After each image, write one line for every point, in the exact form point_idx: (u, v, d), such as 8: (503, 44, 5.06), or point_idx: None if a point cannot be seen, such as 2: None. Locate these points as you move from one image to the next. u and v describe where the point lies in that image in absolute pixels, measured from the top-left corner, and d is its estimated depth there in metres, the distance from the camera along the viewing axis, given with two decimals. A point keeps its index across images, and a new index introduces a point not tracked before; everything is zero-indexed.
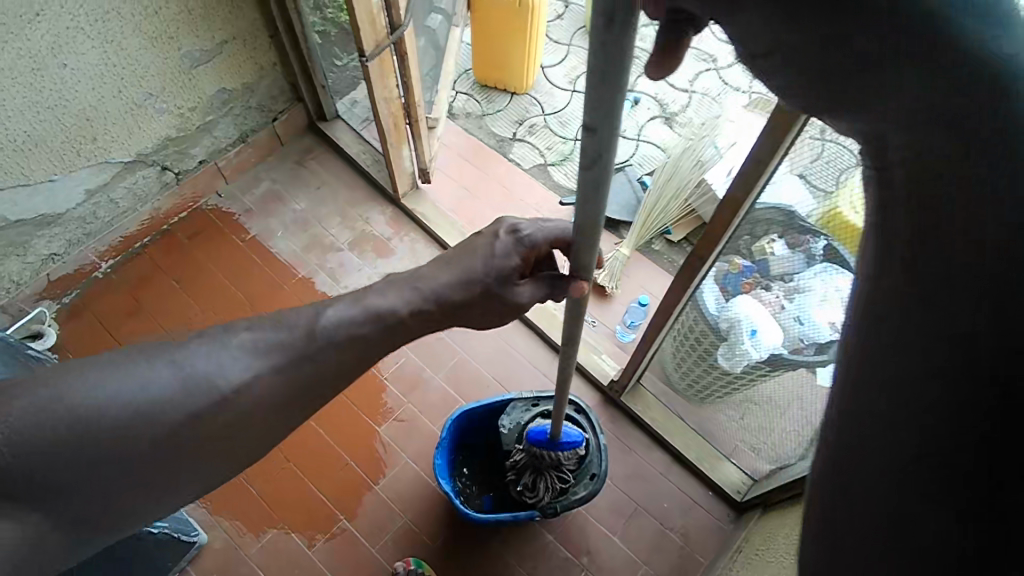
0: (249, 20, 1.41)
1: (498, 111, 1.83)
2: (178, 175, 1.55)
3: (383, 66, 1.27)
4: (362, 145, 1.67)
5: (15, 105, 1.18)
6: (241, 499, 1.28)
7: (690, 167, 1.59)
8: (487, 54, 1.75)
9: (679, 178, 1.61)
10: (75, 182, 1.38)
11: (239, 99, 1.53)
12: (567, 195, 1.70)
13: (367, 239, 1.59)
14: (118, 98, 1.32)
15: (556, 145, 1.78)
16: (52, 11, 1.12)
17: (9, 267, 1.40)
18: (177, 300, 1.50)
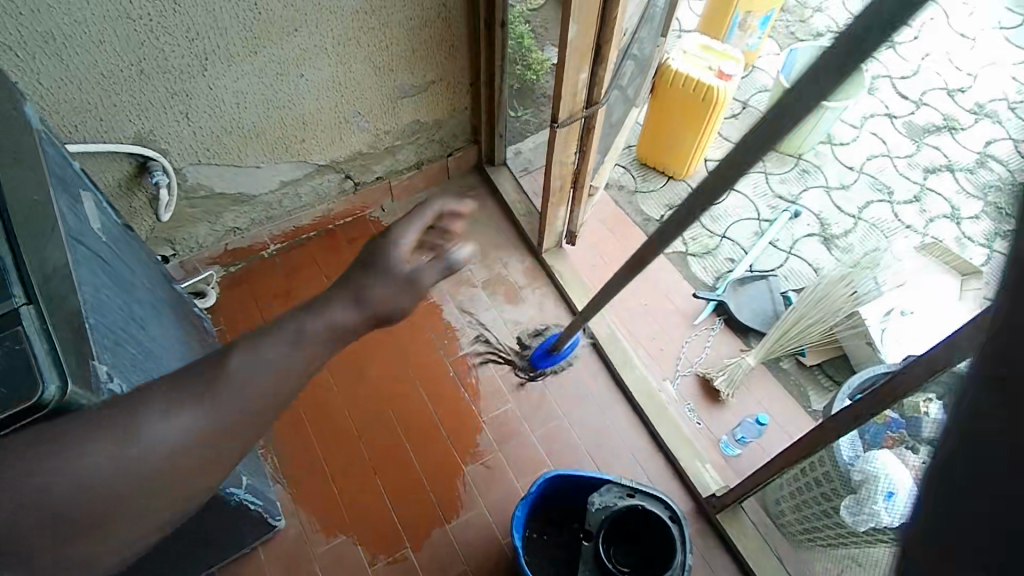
0: (458, 67, 1.52)
1: (652, 190, 2.16)
2: (356, 185, 1.67)
3: (570, 134, 1.29)
4: (519, 195, 1.78)
5: (251, 97, 1.27)
6: (321, 493, 1.35)
7: (844, 295, 1.67)
8: (660, 130, 2.05)
9: (829, 304, 1.68)
10: (271, 174, 1.47)
11: (425, 131, 1.64)
12: (704, 288, 1.96)
13: (501, 283, 1.66)
14: (333, 111, 1.41)
15: (702, 238, 2.08)
16: (307, 29, 1.21)
17: (198, 231, 1.49)
18: (320, 294, 1.61)
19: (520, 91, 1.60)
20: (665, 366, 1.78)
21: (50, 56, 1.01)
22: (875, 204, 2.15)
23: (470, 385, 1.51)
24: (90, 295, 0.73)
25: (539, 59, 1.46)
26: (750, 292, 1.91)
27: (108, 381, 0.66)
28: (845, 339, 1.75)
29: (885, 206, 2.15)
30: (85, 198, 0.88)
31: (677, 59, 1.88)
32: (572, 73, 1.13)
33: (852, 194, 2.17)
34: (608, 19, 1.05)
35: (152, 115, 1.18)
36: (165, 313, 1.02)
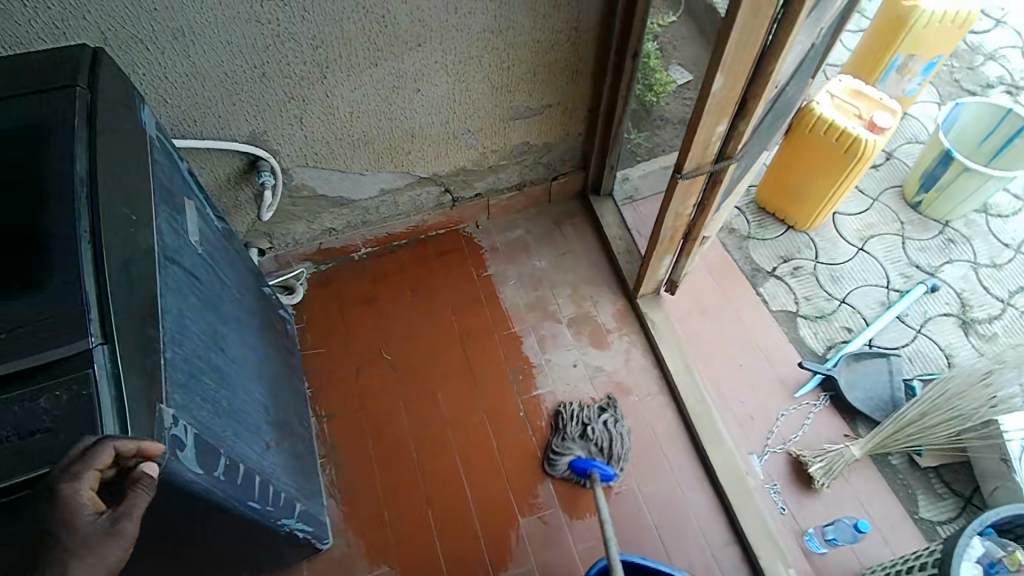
0: (579, 93, 1.42)
1: (766, 239, 1.97)
2: (454, 200, 1.62)
3: (692, 187, 1.16)
4: (621, 231, 1.67)
5: (365, 107, 1.24)
6: (372, 516, 1.32)
7: (980, 399, 1.39)
8: (789, 176, 1.85)
9: (959, 405, 1.42)
10: (373, 181, 1.45)
11: (533, 154, 1.56)
12: (811, 357, 1.77)
13: (588, 323, 1.57)
14: (443, 127, 1.36)
15: (818, 299, 1.86)
16: (430, 44, 1.16)
17: (296, 228, 1.50)
18: (403, 305, 1.58)
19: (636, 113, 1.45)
20: (753, 438, 1.61)
21: (180, 53, 1.01)
22: None
23: (540, 429, 1.43)
24: (172, 324, 0.70)
25: (663, 81, 1.32)
26: (867, 368, 1.69)
27: (174, 426, 0.62)
28: (974, 448, 1.51)
29: None
30: (189, 208, 0.87)
31: (823, 103, 1.68)
32: (708, 126, 1.01)
33: (1004, 275, 1.88)
34: (762, 72, 0.92)
35: (267, 117, 1.18)
36: (248, 326, 1.00)
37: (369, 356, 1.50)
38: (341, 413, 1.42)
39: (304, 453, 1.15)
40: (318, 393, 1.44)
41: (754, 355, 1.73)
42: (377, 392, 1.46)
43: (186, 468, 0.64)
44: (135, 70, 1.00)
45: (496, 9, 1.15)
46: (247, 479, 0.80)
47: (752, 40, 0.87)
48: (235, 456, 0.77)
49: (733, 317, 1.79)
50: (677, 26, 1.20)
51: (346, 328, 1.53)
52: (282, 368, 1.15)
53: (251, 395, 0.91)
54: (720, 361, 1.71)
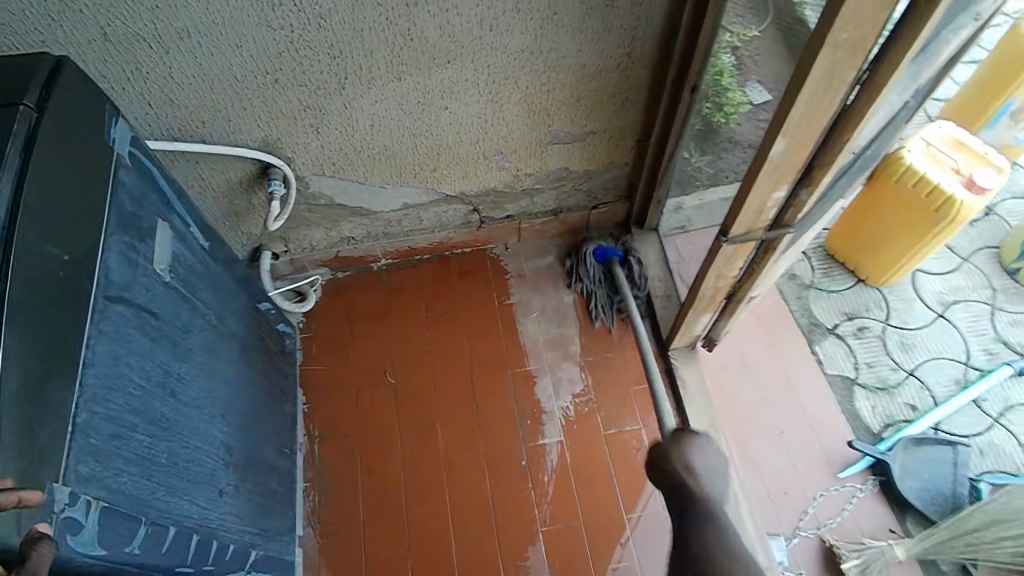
0: (629, 121, 1.27)
1: (831, 290, 1.64)
2: (483, 220, 1.50)
3: (738, 252, 1.00)
4: (661, 272, 1.50)
5: (387, 122, 1.14)
6: (350, 553, 1.26)
7: None
8: (859, 228, 1.57)
9: None
10: (395, 196, 1.35)
11: (573, 180, 1.42)
12: (863, 436, 1.46)
13: (609, 372, 1.43)
14: (473, 147, 1.25)
15: (882, 367, 1.54)
16: (461, 62, 1.05)
17: (313, 234, 1.42)
18: (415, 326, 1.49)
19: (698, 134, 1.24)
20: (783, 519, 1.36)
21: (186, 54, 0.93)
22: None
23: (540, 484, 1.32)
24: (99, 377, 0.62)
25: (736, 100, 1.10)
26: (929, 455, 1.40)
27: (71, 506, 0.55)
28: None
29: None
30: (161, 231, 0.79)
31: (915, 152, 1.44)
32: (763, 191, 0.85)
33: None
34: (835, 140, 0.76)
35: (281, 124, 1.10)
36: (222, 354, 0.93)
37: (373, 377, 1.43)
38: (336, 436, 1.37)
39: (277, 488, 1.08)
40: (314, 411, 1.40)
41: (798, 424, 1.46)
42: (375, 417, 1.39)
43: (82, 552, 0.56)
44: (138, 69, 0.93)
45: (537, 28, 1.02)
46: (179, 543, 0.72)
47: (827, 104, 0.72)
48: (164, 520, 0.70)
49: (779, 373, 1.51)
50: (760, 39, 0.98)
51: (354, 345, 1.46)
52: (265, 394, 1.08)
53: (208, 439, 0.83)
54: (753, 426, 1.45)
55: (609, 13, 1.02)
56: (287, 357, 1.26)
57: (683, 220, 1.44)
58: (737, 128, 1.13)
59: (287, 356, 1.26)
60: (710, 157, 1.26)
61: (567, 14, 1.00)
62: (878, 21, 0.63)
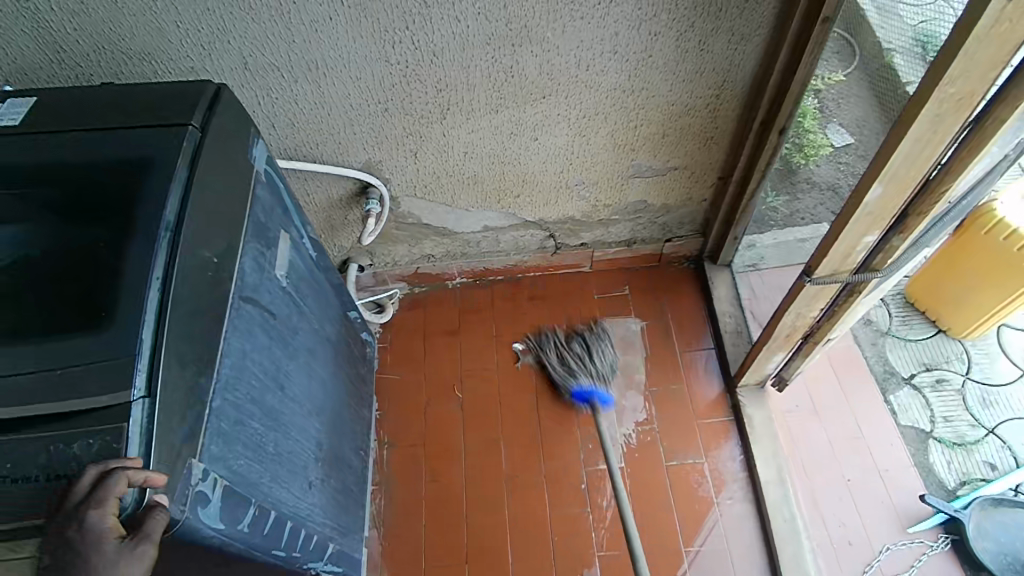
0: (711, 159, 1.30)
1: (910, 340, 1.59)
2: (558, 246, 1.55)
3: (821, 293, 1.00)
4: (732, 308, 1.51)
5: (480, 150, 1.21)
6: (411, 558, 1.31)
7: None
8: (944, 278, 1.52)
9: None
10: (477, 219, 1.41)
11: (649, 213, 1.45)
12: (935, 491, 1.40)
13: (675, 404, 1.44)
14: (557, 176, 1.30)
15: (960, 422, 1.48)
16: (556, 97, 1.11)
17: (398, 250, 1.51)
18: (484, 343, 1.54)
19: (773, 176, 1.26)
20: (846, 569, 1.31)
21: (310, 83, 1.03)
22: None
23: (599, 509, 1.33)
24: (231, 367, 0.69)
25: (817, 142, 1.12)
26: (1008, 518, 1.33)
27: (202, 481, 0.62)
28: None
29: None
30: (282, 241, 0.87)
31: (1008, 206, 1.37)
32: (854, 235, 0.86)
33: None
34: (932, 190, 0.76)
35: (383, 148, 1.18)
36: (319, 356, 1.00)
37: (443, 390, 1.49)
38: (402, 445, 1.43)
39: (353, 487, 1.15)
40: (384, 417, 1.47)
41: (867, 473, 1.41)
42: (440, 430, 1.45)
43: (205, 524, 0.63)
44: (268, 94, 1.04)
45: (631, 69, 1.07)
46: (277, 528, 0.78)
47: (924, 158, 0.74)
48: (268, 503, 0.76)
49: (849, 420, 1.47)
50: (847, 83, 1.00)
51: (426, 358, 1.53)
52: (348, 398, 1.15)
53: (304, 434, 0.90)
54: (821, 471, 1.41)
55: (702, 56, 1.06)
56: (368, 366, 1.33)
57: (758, 257, 1.46)
58: (816, 169, 1.14)
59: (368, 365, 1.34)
60: (786, 198, 1.26)
61: (658, 57, 1.05)
62: (986, 79, 0.64)
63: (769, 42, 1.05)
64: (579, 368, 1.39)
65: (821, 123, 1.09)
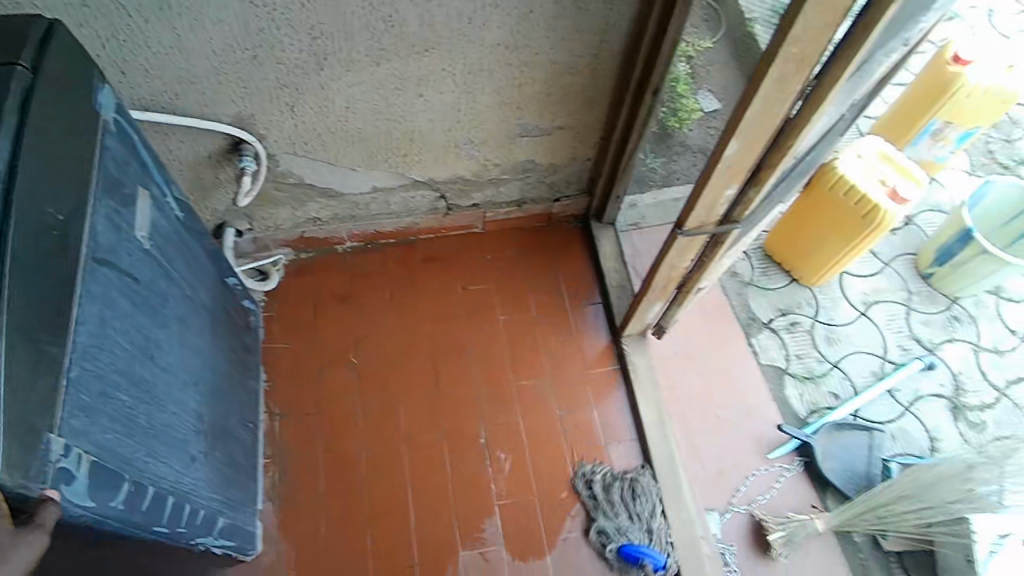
0: (593, 119, 1.35)
1: (770, 289, 1.77)
2: (449, 207, 1.54)
3: (692, 244, 1.08)
4: (617, 263, 1.59)
5: (363, 105, 1.17)
6: (310, 527, 1.29)
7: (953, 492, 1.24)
8: (798, 230, 1.69)
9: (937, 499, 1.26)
10: (364, 178, 1.37)
11: (537, 173, 1.48)
12: (790, 422, 1.58)
13: (567, 357, 1.51)
14: (444, 135, 1.29)
15: (810, 359, 1.67)
16: (439, 51, 1.09)
17: (279, 213, 1.42)
18: (379, 308, 1.51)
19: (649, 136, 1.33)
20: (716, 494, 1.46)
21: (165, 25, 0.94)
22: None
23: (497, 462, 1.38)
24: (88, 334, 0.63)
25: (690, 107, 1.18)
26: (848, 441, 1.53)
27: (65, 457, 0.56)
28: (941, 540, 1.32)
29: None
30: (141, 199, 0.79)
31: (847, 163, 1.55)
32: (716, 188, 0.94)
33: None
34: (781, 145, 0.85)
35: (256, 101, 1.11)
36: (193, 324, 0.93)
37: (337, 357, 1.46)
38: (295, 416, 1.39)
39: (241, 459, 1.10)
40: (274, 389, 1.41)
41: (734, 408, 1.57)
42: (336, 397, 1.42)
43: (73, 504, 0.58)
44: (114, 35, 0.93)
45: (514, 24, 1.07)
46: (156, 504, 0.74)
47: (773, 115, 0.81)
48: (144, 479, 0.71)
49: (719, 362, 1.62)
50: (715, 49, 1.05)
51: (317, 326, 1.48)
52: (230, 367, 1.10)
53: (182, 405, 0.85)
54: (696, 409, 1.55)
55: (580, 15, 1.09)
56: (251, 335, 1.26)
57: (639, 216, 1.53)
58: (690, 134, 1.20)
59: (252, 334, 1.27)
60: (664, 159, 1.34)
61: (539, 13, 1.06)
62: (819, 42, 0.72)
63: (642, 3, 1.10)
64: (620, 509, 1.35)
65: (693, 89, 1.15)
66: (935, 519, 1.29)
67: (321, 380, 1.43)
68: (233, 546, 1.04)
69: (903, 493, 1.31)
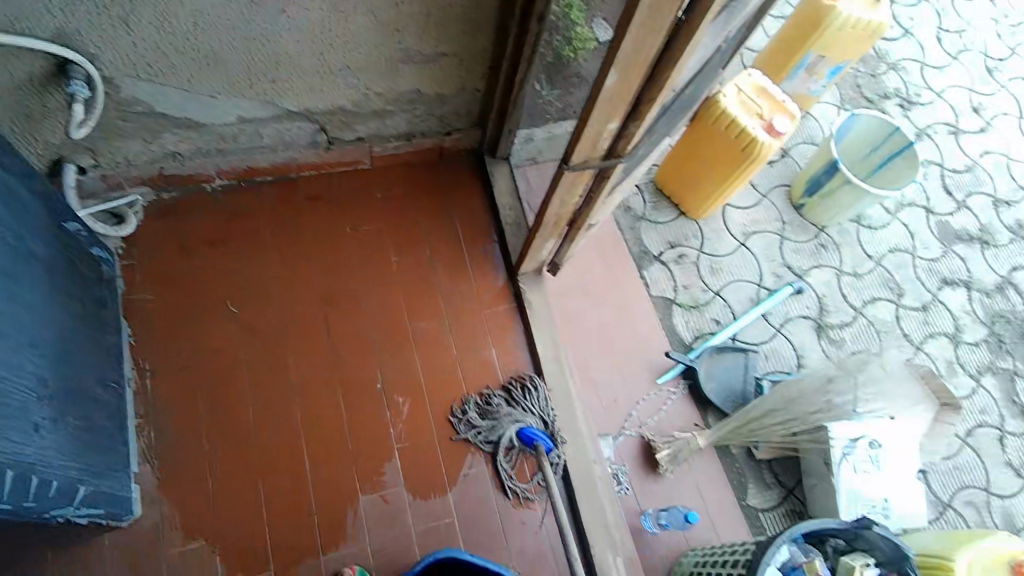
0: (480, 46, 1.28)
1: (659, 222, 1.83)
2: (330, 141, 1.43)
3: (578, 179, 1.08)
4: (511, 199, 1.57)
5: (215, 21, 1.03)
6: (195, 486, 1.23)
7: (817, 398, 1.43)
8: (685, 164, 1.74)
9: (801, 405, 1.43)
10: (228, 107, 1.23)
11: (424, 104, 1.41)
12: (677, 348, 1.68)
13: (463, 297, 1.49)
14: (317, 59, 1.18)
15: (695, 289, 1.77)
16: None
17: (129, 147, 1.26)
18: (260, 254, 1.41)
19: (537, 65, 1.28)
20: (610, 420, 1.54)
21: None
22: (946, 296, 1.85)
23: (395, 406, 1.37)
24: None
25: (584, 37, 1.13)
26: (728, 363, 1.66)
27: None
28: (803, 449, 1.49)
29: (963, 294, 1.85)
30: None
31: (730, 97, 1.59)
32: (597, 121, 0.93)
33: (937, 267, 1.88)
34: (658, 76, 0.84)
35: (81, 12, 0.94)
36: (20, 276, 0.81)
37: (215, 307, 1.35)
38: (171, 372, 1.29)
39: (105, 422, 1.01)
40: (144, 344, 1.29)
41: (625, 338, 1.64)
42: (217, 350, 1.32)
43: None
44: None
45: None
46: None
47: (651, 44, 0.80)
48: None
49: (612, 295, 1.68)
50: None
51: (190, 274, 1.36)
52: (79, 322, 0.98)
53: (12, 368, 0.75)
54: (590, 342, 1.61)
55: None
56: (106, 287, 1.13)
57: (536, 151, 1.49)
58: (584, 65, 1.15)
59: (107, 284, 1.14)
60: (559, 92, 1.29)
61: None
62: None
63: None
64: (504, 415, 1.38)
65: (586, 17, 1.11)
66: (797, 428, 1.46)
67: (198, 332, 1.33)
68: (101, 515, 0.97)
69: (771, 407, 1.46)
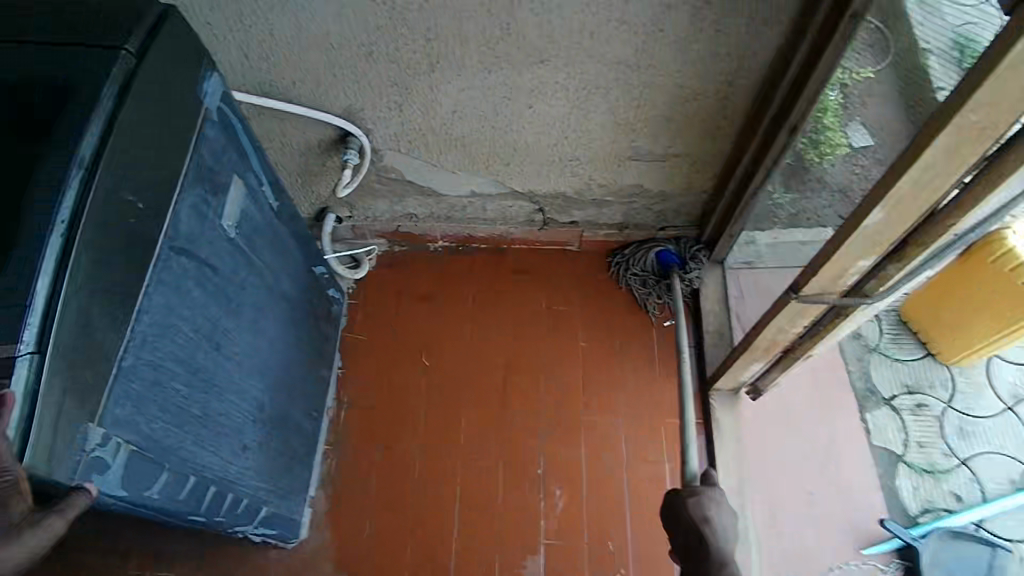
0: (716, 150, 1.21)
1: (899, 361, 1.52)
2: (546, 220, 1.48)
3: (807, 312, 0.94)
4: (718, 305, 1.45)
5: (470, 110, 1.12)
6: (355, 523, 1.29)
7: None
8: (943, 301, 1.44)
9: None
10: (464, 182, 1.33)
11: (645, 199, 1.37)
12: (895, 518, 1.36)
13: (646, 400, 1.39)
14: (551, 149, 1.22)
15: (932, 449, 1.43)
16: (555, 63, 1.02)
17: (378, 205, 1.43)
18: (459, 314, 1.48)
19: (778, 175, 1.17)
20: None
21: (286, 15, 0.94)
22: None
23: (552, 498, 1.30)
24: (151, 324, 0.63)
25: (835, 142, 0.97)
26: (964, 551, 1.30)
27: (100, 446, 0.58)
28: None
29: None
30: (234, 187, 0.79)
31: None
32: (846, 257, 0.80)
33: None
34: (940, 221, 0.70)
35: (367, 96, 1.10)
36: (268, 314, 0.94)
37: (411, 357, 1.44)
38: (361, 408, 1.39)
39: (299, 449, 1.11)
40: (347, 377, 1.42)
41: (828, 489, 1.37)
42: (403, 398, 1.40)
43: (103, 489, 0.60)
44: (241, 22, 0.95)
45: (641, 42, 0.97)
46: (196, 494, 0.75)
47: (934, 186, 0.66)
48: (186, 468, 0.72)
49: (821, 433, 1.42)
50: (875, 80, 0.86)
51: (397, 321, 1.47)
52: (303, 355, 1.10)
53: (241, 395, 0.85)
54: (785, 482, 1.37)
55: (717, 38, 0.97)
56: (331, 325, 1.27)
57: (755, 255, 1.32)
58: (830, 170, 0.99)
59: (332, 323, 1.28)
60: (793, 196, 1.12)
61: (671, 31, 0.96)
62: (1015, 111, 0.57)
63: (793, 29, 0.96)
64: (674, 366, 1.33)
65: (842, 121, 0.95)
66: None
67: (392, 377, 1.42)
68: (276, 532, 1.07)
69: None
